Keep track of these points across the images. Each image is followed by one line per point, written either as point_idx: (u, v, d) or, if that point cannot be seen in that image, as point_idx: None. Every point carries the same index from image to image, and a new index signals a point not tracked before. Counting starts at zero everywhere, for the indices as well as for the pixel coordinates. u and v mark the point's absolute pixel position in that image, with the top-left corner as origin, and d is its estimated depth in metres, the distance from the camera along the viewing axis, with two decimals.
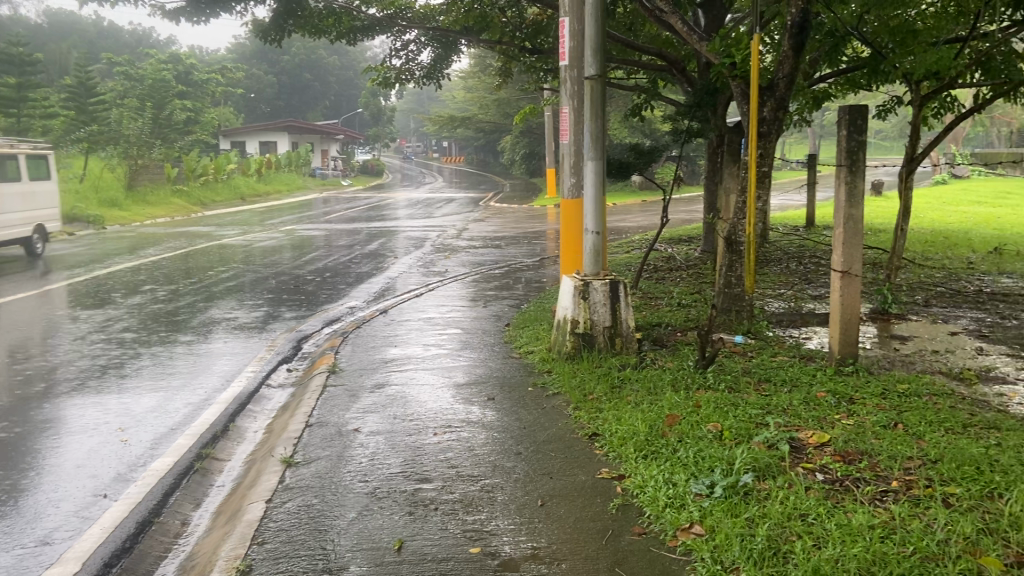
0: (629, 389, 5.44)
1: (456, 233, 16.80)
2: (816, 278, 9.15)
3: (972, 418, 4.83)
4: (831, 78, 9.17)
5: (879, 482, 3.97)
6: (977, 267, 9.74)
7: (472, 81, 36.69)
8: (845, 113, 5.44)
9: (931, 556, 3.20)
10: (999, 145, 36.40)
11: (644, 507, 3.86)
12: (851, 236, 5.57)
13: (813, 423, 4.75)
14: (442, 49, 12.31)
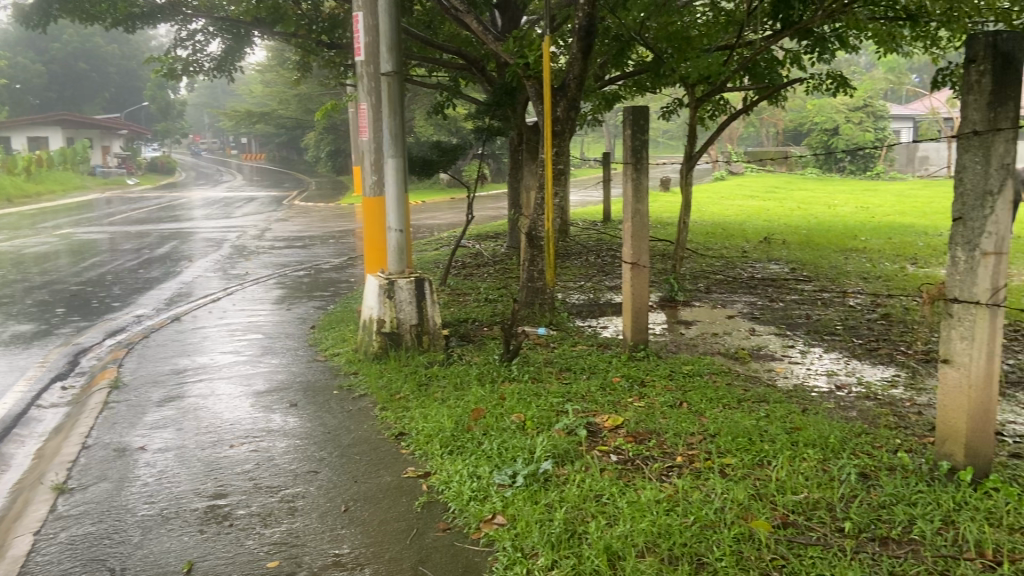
0: (436, 386, 5.45)
1: (257, 233, 16.06)
2: (612, 270, 9.69)
3: (746, 393, 5.31)
4: (620, 80, 9.75)
5: (666, 459, 4.25)
6: (750, 255, 10.75)
7: (271, 75, 35.25)
8: (629, 114, 5.78)
9: (709, 523, 3.47)
10: (768, 144, 40.34)
11: (449, 502, 3.88)
12: (639, 229, 5.94)
13: (609, 407, 5.01)
14: (233, 40, 11.69)
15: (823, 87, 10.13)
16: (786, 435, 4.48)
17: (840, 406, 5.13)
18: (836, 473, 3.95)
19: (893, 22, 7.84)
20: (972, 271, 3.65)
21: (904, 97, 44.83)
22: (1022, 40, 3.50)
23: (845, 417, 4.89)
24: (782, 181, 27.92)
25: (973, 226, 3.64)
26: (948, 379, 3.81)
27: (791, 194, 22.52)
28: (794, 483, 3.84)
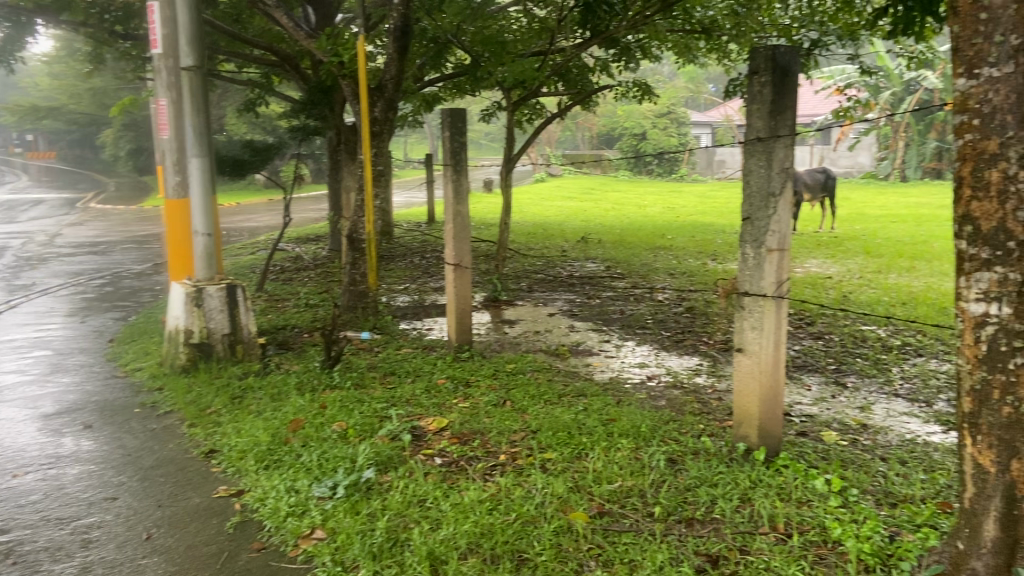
0: (252, 398, 5.18)
1: (46, 239, 14.58)
2: (437, 271, 9.70)
3: (566, 388, 5.48)
4: (439, 82, 9.78)
5: (489, 458, 4.29)
6: (569, 254, 11.14)
7: (59, 66, 32.20)
8: (447, 116, 5.79)
9: (531, 519, 3.53)
10: (584, 147, 42.08)
11: (264, 520, 3.69)
12: (460, 230, 5.99)
13: (433, 410, 4.99)
14: (10, 28, 10.56)
15: (630, 93, 10.69)
16: (603, 427, 4.66)
17: (651, 396, 5.42)
18: (647, 460, 4.15)
19: (689, 34, 8.41)
20: (760, 267, 3.97)
21: (703, 105, 48.32)
22: (796, 55, 3.83)
23: (655, 406, 5.18)
24: (597, 183, 29.24)
25: (759, 225, 3.95)
26: (742, 367, 4.13)
27: (605, 195, 23.61)
28: (609, 473, 4.00)
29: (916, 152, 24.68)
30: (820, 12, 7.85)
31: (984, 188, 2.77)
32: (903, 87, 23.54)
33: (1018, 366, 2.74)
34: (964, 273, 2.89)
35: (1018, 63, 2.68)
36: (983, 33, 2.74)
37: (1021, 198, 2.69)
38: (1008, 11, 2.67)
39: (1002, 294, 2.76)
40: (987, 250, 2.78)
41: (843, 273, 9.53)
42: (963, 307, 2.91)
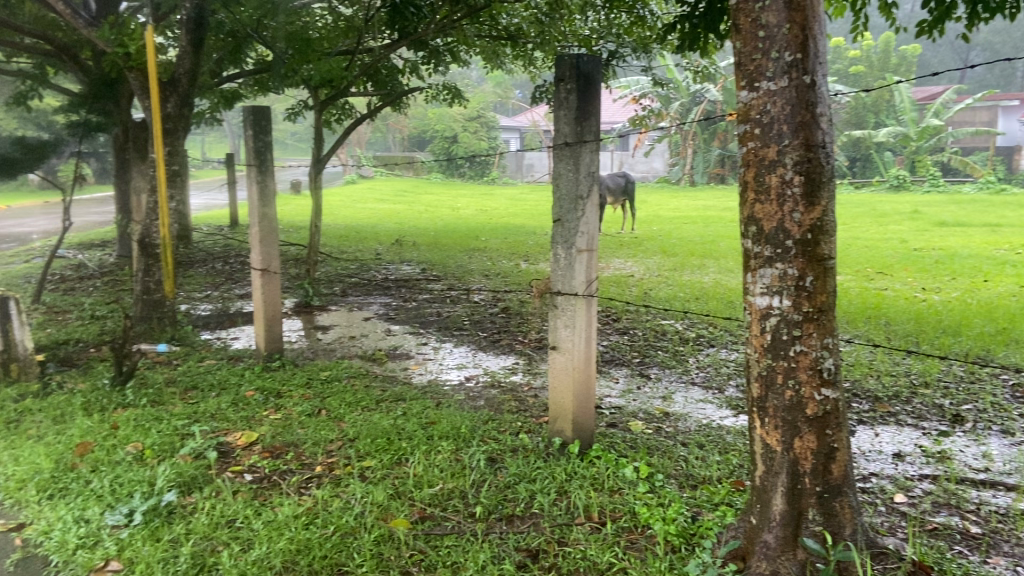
0: (30, 422, 4.63)
1: None
2: (242, 277, 9.20)
3: (383, 394, 5.38)
4: (239, 79, 9.30)
5: (304, 470, 4.11)
6: (382, 257, 10.99)
7: None
8: (249, 114, 5.51)
9: (349, 530, 3.43)
10: (394, 149, 41.78)
11: (49, 555, 3.30)
12: (266, 234, 5.72)
13: (241, 424, 4.70)
14: None
15: (440, 96, 10.74)
16: (422, 431, 4.62)
17: (469, 396, 5.46)
18: (467, 461, 4.16)
19: (496, 40, 8.57)
20: (571, 267, 4.11)
21: (509, 110, 49.55)
22: (597, 64, 3.99)
23: (473, 407, 5.22)
24: (409, 185, 29.14)
25: (569, 227, 4.08)
26: (556, 364, 4.25)
27: (416, 197, 23.55)
28: (429, 476, 3.97)
29: (703, 158, 26.79)
30: (617, 25, 8.30)
31: (766, 192, 3.03)
32: (690, 98, 25.46)
33: (798, 352, 3.03)
34: (751, 270, 3.15)
35: (791, 78, 2.96)
36: (762, 49, 3.01)
37: (796, 201, 2.98)
38: (781, 30, 2.95)
39: (782, 288, 3.04)
40: (769, 248, 3.06)
41: (643, 271, 10.13)
42: (751, 300, 3.17)
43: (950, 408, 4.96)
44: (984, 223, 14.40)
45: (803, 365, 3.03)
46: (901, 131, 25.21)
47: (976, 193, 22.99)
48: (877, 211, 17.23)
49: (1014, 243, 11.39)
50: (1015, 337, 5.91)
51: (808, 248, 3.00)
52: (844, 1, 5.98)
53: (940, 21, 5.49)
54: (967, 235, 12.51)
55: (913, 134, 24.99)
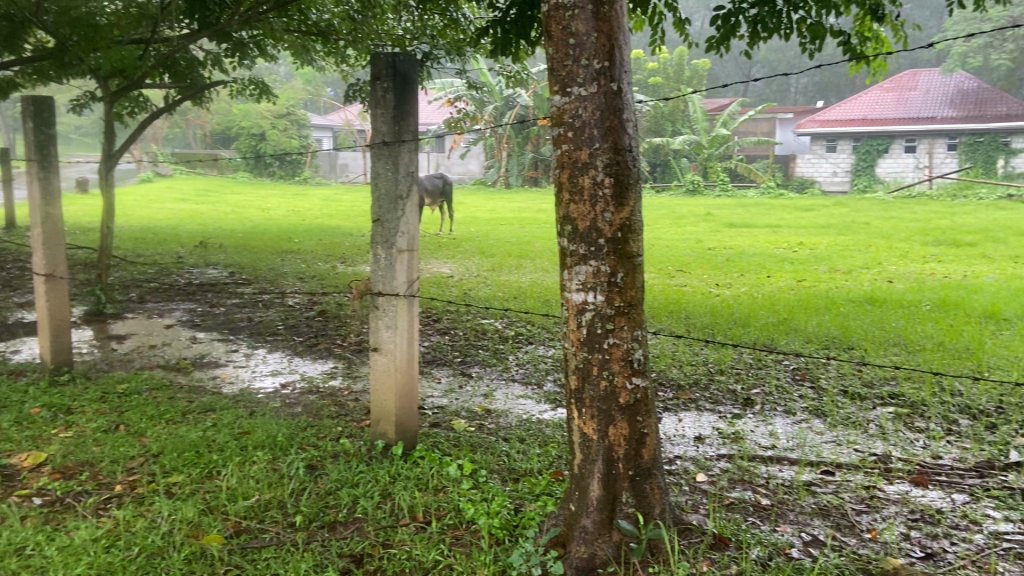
0: None
1: None
2: (22, 283, 8.28)
3: (190, 405, 5.04)
4: (14, 64, 8.36)
5: (102, 491, 3.77)
6: (186, 261, 10.33)
7: None
8: (29, 104, 4.97)
9: (156, 550, 3.19)
10: (195, 146, 39.34)
11: None
12: (51, 236, 5.18)
13: (26, 444, 4.23)
14: None
15: (246, 92, 10.29)
16: (235, 442, 4.38)
17: (286, 403, 5.26)
18: (285, 469, 4.00)
19: (305, 36, 8.29)
20: (391, 267, 4.07)
21: (321, 108, 48.23)
22: (413, 63, 3.99)
23: (290, 414, 5.03)
24: (214, 184, 27.55)
25: (389, 226, 4.04)
26: (377, 366, 4.19)
27: (222, 197, 22.33)
28: (245, 488, 3.77)
29: (516, 161, 27.52)
30: (430, 26, 8.26)
31: (579, 192, 3.18)
32: (503, 102, 26.03)
33: (611, 344, 3.21)
34: (567, 267, 3.28)
35: (599, 85, 3.13)
36: (573, 56, 3.15)
37: (607, 201, 3.15)
38: (590, 38, 3.12)
39: (596, 284, 3.20)
40: (584, 246, 3.21)
41: (462, 272, 10.26)
42: (567, 296, 3.31)
43: (742, 393, 5.44)
44: (766, 224, 15.89)
45: (616, 357, 3.21)
46: (695, 139, 27.33)
47: (759, 197, 25.38)
48: (676, 213, 18.54)
49: (791, 242, 12.68)
50: (794, 326, 6.57)
51: (618, 246, 3.18)
52: (643, 15, 6.37)
53: (726, 38, 5.98)
54: (753, 235, 13.77)
55: (705, 143, 27.18)
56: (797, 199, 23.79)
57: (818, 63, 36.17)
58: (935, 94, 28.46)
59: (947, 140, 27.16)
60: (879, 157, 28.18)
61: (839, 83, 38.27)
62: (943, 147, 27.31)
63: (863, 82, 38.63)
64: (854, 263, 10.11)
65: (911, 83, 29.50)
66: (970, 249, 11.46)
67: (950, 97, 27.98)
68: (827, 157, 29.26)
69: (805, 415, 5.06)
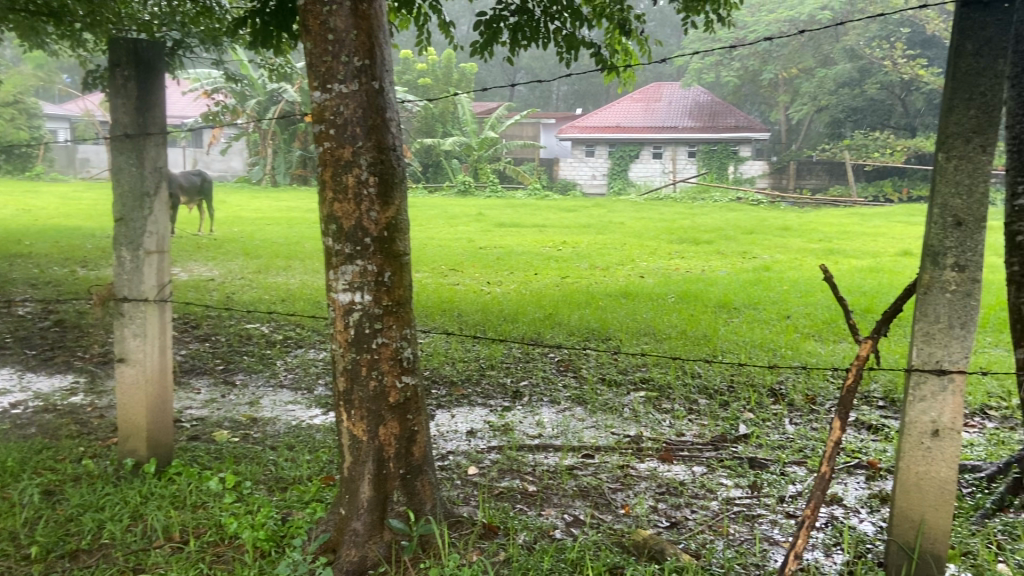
0: None
1: None
2: None
3: None
4: None
5: None
6: None
7: None
8: None
9: None
10: None
11: None
12: None
13: None
14: None
15: None
16: None
17: (16, 425, 4.66)
18: (18, 498, 3.56)
19: (32, 16, 7.39)
20: (138, 271, 3.75)
21: (55, 97, 43.14)
22: (159, 52, 3.73)
23: (22, 436, 4.46)
24: None
25: (134, 227, 3.73)
26: (124, 379, 3.86)
27: None
28: None
29: (284, 159, 26.49)
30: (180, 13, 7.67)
31: (343, 191, 3.16)
32: (267, 97, 24.89)
33: (379, 344, 3.24)
34: (332, 267, 3.25)
35: (360, 82, 3.14)
36: (332, 52, 3.12)
37: (372, 200, 3.17)
38: (349, 36, 3.11)
39: (362, 284, 3.21)
40: (349, 245, 3.20)
41: (224, 274, 9.71)
42: (332, 297, 3.27)
43: (511, 385, 5.66)
44: (532, 224, 16.61)
45: (385, 356, 3.25)
46: (465, 141, 28.01)
47: (527, 198, 26.52)
48: (447, 214, 18.84)
49: (554, 242, 13.38)
50: (557, 320, 6.96)
51: (384, 246, 3.22)
52: (408, 15, 6.38)
53: (489, 43, 6.13)
54: (521, 235, 14.33)
55: (475, 145, 27.97)
56: (560, 200, 25.15)
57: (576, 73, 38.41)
58: (677, 105, 31.44)
59: (687, 148, 30.14)
60: (631, 162, 30.61)
61: (595, 93, 40.97)
62: (684, 154, 30.23)
63: (616, 92, 41.68)
64: (610, 261, 10.87)
65: (656, 94, 32.31)
66: (707, 247, 12.76)
67: (689, 109, 31.01)
68: (586, 161, 31.15)
69: (568, 403, 5.37)
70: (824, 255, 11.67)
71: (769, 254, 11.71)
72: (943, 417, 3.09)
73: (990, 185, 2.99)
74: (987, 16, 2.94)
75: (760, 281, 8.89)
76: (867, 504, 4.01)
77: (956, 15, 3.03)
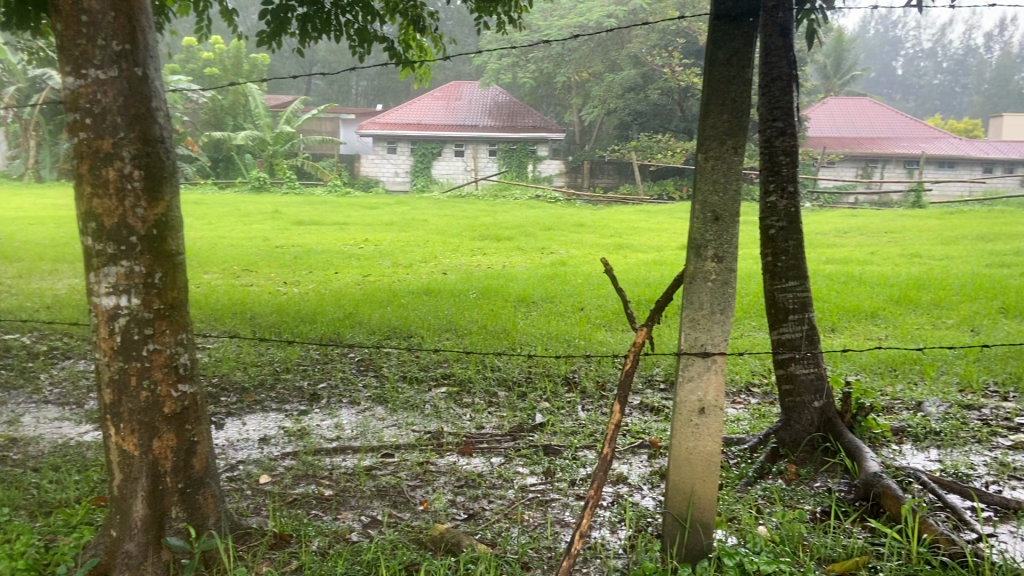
0: None
1: None
2: None
3: None
4: None
5: None
6: None
7: None
8: None
9: None
10: None
11: None
12: None
13: None
14: None
15: None
16: None
17: None
18: None
19: None
20: None
21: None
22: None
23: None
24: None
25: None
26: None
27: None
28: None
29: (49, 152, 23.83)
30: None
31: (104, 185, 2.90)
32: (27, 83, 22.50)
33: (151, 351, 3.01)
34: (93, 269, 2.98)
35: (121, 69, 2.90)
36: (86, 35, 2.85)
37: (137, 196, 2.94)
38: (106, 17, 2.86)
39: (130, 286, 2.97)
40: (113, 245, 2.94)
41: None
42: (95, 302, 3.00)
43: (308, 388, 5.49)
44: (332, 222, 16.22)
45: (158, 364, 3.03)
46: (258, 135, 26.78)
47: (327, 195, 25.86)
48: (240, 211, 17.92)
49: (355, 240, 13.14)
50: (358, 320, 6.84)
51: (154, 245, 2.99)
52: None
53: (277, 33, 5.92)
54: (320, 233, 13.95)
55: (269, 139, 26.87)
56: (360, 198, 24.76)
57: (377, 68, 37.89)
58: (476, 104, 32.09)
59: (488, 146, 30.84)
60: (433, 160, 30.75)
61: (394, 88, 40.45)
62: (485, 153, 30.91)
63: (415, 88, 41.62)
64: (413, 258, 10.86)
65: (456, 93, 32.82)
66: (507, 243, 13.12)
67: (488, 108, 31.74)
68: (388, 158, 31.22)
69: (369, 403, 5.30)
70: (615, 249, 12.37)
71: (565, 249, 12.23)
72: (709, 395, 3.36)
73: (742, 183, 3.29)
74: (736, 29, 3.23)
75: (557, 275, 9.26)
76: (648, 481, 4.29)
77: (711, 27, 3.30)
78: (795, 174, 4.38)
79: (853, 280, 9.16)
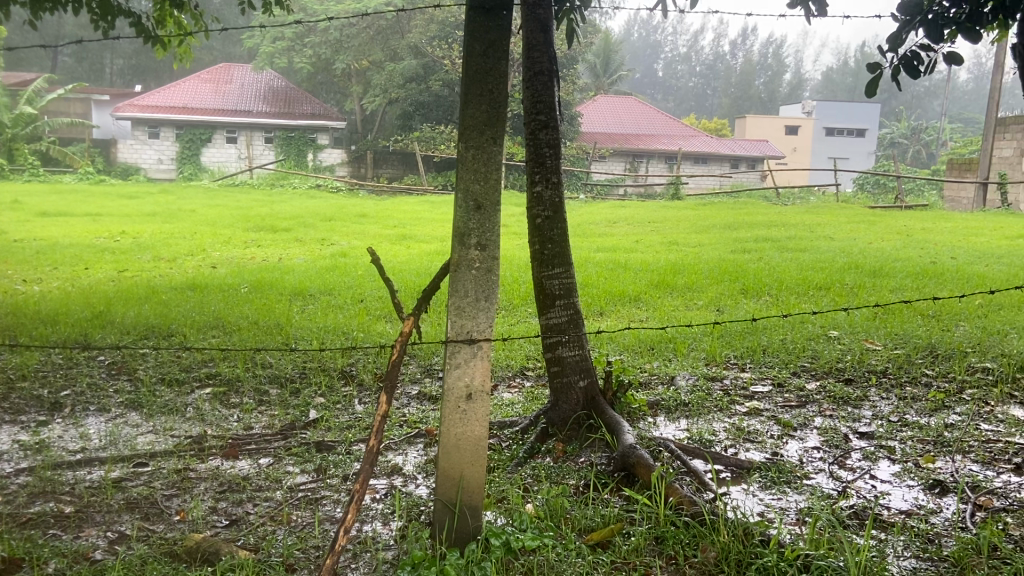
0: None
1: None
2: None
3: None
4: None
5: None
6: None
7: None
8: None
9: None
10: None
11: None
12: None
13: None
14: None
15: None
16: None
17: None
18: None
19: None
20: None
21: None
22: None
23: None
24: None
25: None
26: None
27: None
28: None
29: None
30: None
31: None
32: None
33: None
34: None
35: None
36: None
37: None
38: None
39: None
40: None
41: None
42: None
43: (48, 397, 4.93)
44: (82, 212, 14.74)
45: None
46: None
47: (76, 184, 23.52)
48: None
49: (110, 232, 12.03)
50: (109, 319, 6.25)
51: None
52: None
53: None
54: (67, 225, 12.64)
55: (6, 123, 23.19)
56: (117, 186, 22.78)
57: (134, 44, 34.88)
58: (248, 89, 30.69)
59: (263, 133, 29.67)
60: (202, 146, 29.06)
61: (153, 69, 37.63)
62: (260, 139, 29.71)
63: (174, 67, 38.82)
64: (178, 251, 10.14)
65: (226, 76, 31.09)
66: (283, 234, 12.63)
67: (261, 93, 30.45)
68: (150, 143, 29.10)
69: (121, 410, 4.85)
70: (397, 240, 12.33)
71: (345, 241, 11.99)
72: (475, 381, 3.42)
73: (502, 172, 3.36)
74: (491, 21, 3.30)
75: (336, 267, 9.03)
76: (423, 470, 4.30)
77: (467, 18, 3.35)
78: (558, 165, 4.56)
79: (618, 266, 9.77)
